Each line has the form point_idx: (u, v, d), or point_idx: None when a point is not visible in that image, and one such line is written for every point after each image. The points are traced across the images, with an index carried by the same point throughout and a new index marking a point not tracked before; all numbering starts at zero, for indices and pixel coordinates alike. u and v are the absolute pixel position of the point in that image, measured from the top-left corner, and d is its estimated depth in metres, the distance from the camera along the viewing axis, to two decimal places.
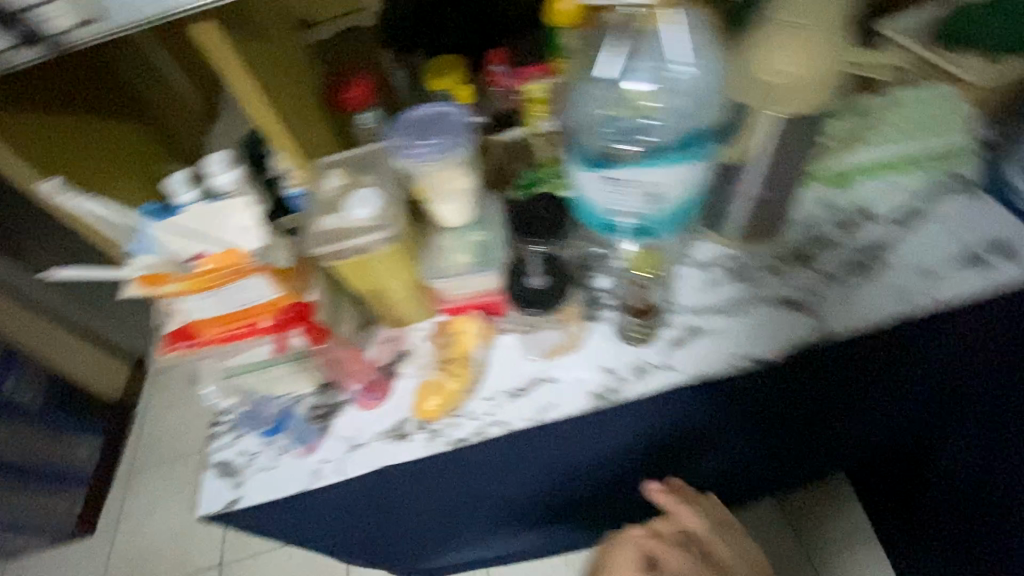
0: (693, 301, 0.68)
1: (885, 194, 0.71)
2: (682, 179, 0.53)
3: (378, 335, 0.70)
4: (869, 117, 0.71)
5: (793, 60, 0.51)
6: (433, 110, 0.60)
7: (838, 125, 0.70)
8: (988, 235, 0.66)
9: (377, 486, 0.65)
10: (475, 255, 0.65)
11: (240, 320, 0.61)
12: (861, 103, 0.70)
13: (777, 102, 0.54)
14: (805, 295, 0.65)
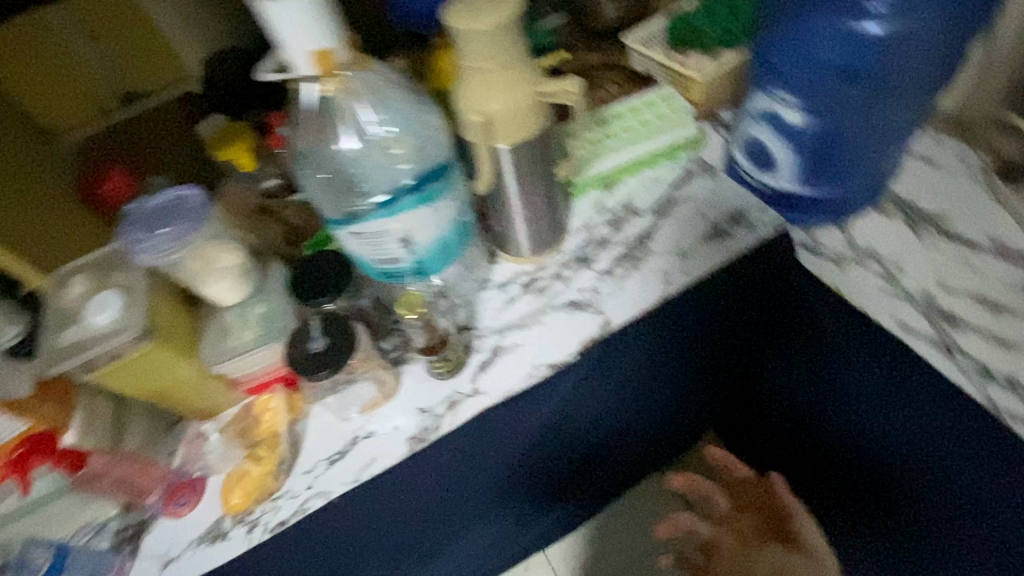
0: (495, 323, 0.71)
1: (643, 190, 0.79)
2: (425, 220, 0.56)
3: (181, 435, 0.66)
4: (611, 127, 0.80)
5: (496, 96, 0.54)
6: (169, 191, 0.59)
7: (586, 137, 0.80)
8: (727, 208, 0.75)
9: None
10: (260, 328, 0.64)
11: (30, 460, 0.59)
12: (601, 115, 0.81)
13: (499, 135, 0.56)
14: (591, 294, 0.71)
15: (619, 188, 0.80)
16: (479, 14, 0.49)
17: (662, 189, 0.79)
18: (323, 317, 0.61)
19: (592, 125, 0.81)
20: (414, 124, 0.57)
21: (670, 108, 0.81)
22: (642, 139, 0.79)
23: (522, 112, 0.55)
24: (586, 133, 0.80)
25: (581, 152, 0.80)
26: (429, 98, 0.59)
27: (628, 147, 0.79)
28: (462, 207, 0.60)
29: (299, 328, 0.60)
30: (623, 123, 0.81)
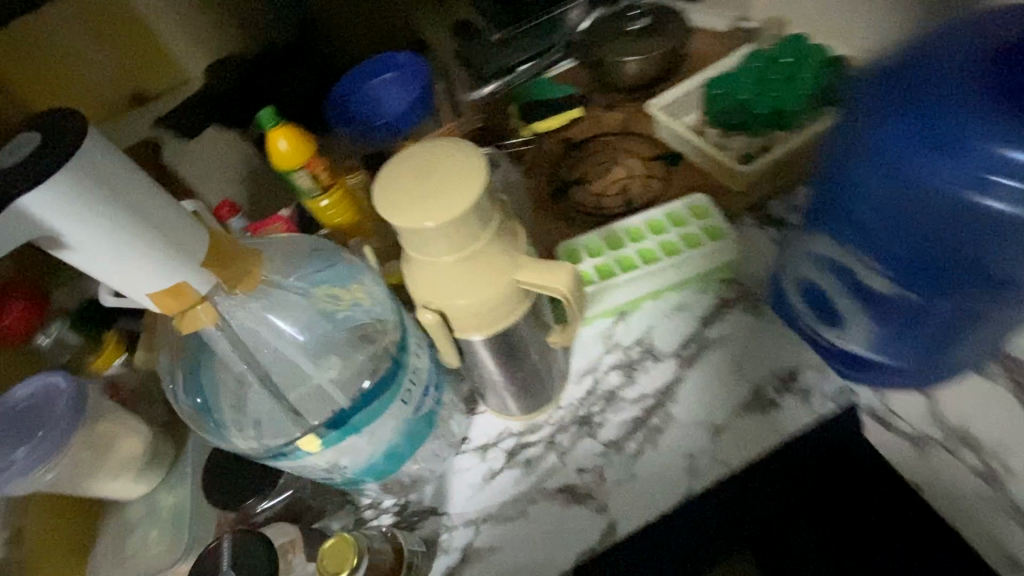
0: (473, 502, 0.57)
1: (665, 326, 0.63)
2: (365, 441, 0.44)
3: None
4: (625, 246, 0.63)
5: (465, 292, 0.39)
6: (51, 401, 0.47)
7: (593, 263, 0.63)
8: (772, 364, 0.59)
9: None
10: (173, 532, 0.51)
11: None
12: (612, 231, 0.65)
13: (468, 326, 0.41)
14: (594, 473, 0.56)
15: (632, 321, 0.64)
16: (428, 203, 0.35)
17: (689, 326, 0.63)
18: (237, 534, 0.47)
19: (603, 247, 0.64)
20: (331, 305, 0.49)
21: (701, 228, 0.64)
22: (666, 260, 0.62)
23: (499, 305, 0.40)
24: (594, 260, 0.63)
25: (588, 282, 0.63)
26: (350, 266, 0.50)
27: (647, 274, 0.62)
28: (417, 406, 0.47)
29: (209, 548, 0.47)
30: (641, 245, 0.63)
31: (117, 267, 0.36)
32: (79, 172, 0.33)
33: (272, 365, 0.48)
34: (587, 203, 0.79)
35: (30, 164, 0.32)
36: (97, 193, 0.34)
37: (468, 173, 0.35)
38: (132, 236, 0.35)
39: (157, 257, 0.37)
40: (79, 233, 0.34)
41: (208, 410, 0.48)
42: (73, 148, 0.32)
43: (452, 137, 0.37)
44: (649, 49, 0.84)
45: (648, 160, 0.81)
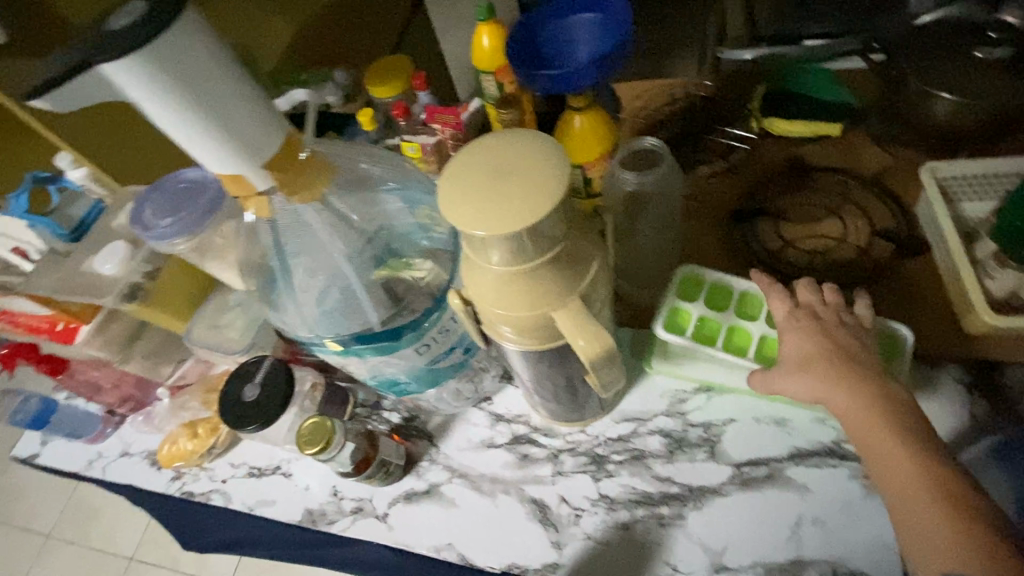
0: (461, 455, 0.59)
1: (747, 428, 0.53)
2: (386, 361, 0.45)
3: (175, 368, 0.71)
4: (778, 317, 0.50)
5: (507, 302, 0.35)
6: (190, 185, 0.55)
7: (700, 312, 0.54)
8: (837, 552, 0.46)
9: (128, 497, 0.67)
10: (245, 328, 0.61)
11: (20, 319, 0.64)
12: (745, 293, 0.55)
13: (498, 328, 0.39)
14: (575, 510, 0.53)
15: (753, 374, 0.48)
16: (489, 210, 0.30)
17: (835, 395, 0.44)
18: (276, 361, 0.56)
19: (728, 301, 0.54)
20: (409, 225, 0.47)
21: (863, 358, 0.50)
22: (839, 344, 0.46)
23: (534, 328, 0.36)
24: (708, 310, 0.54)
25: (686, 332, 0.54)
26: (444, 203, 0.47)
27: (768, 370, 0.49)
28: (435, 358, 0.47)
29: (255, 359, 0.57)
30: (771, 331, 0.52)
31: (183, 144, 0.32)
32: (154, 50, 0.27)
33: (318, 259, 0.44)
34: (765, 244, 0.64)
35: (119, 30, 0.27)
36: (167, 70, 0.28)
37: (542, 192, 0.30)
38: (206, 121, 0.31)
39: (220, 146, 0.32)
40: (158, 112, 0.30)
41: (256, 269, 0.46)
42: (161, 18, 0.27)
43: (546, 138, 0.33)
44: (988, 90, 0.58)
45: (877, 232, 0.62)
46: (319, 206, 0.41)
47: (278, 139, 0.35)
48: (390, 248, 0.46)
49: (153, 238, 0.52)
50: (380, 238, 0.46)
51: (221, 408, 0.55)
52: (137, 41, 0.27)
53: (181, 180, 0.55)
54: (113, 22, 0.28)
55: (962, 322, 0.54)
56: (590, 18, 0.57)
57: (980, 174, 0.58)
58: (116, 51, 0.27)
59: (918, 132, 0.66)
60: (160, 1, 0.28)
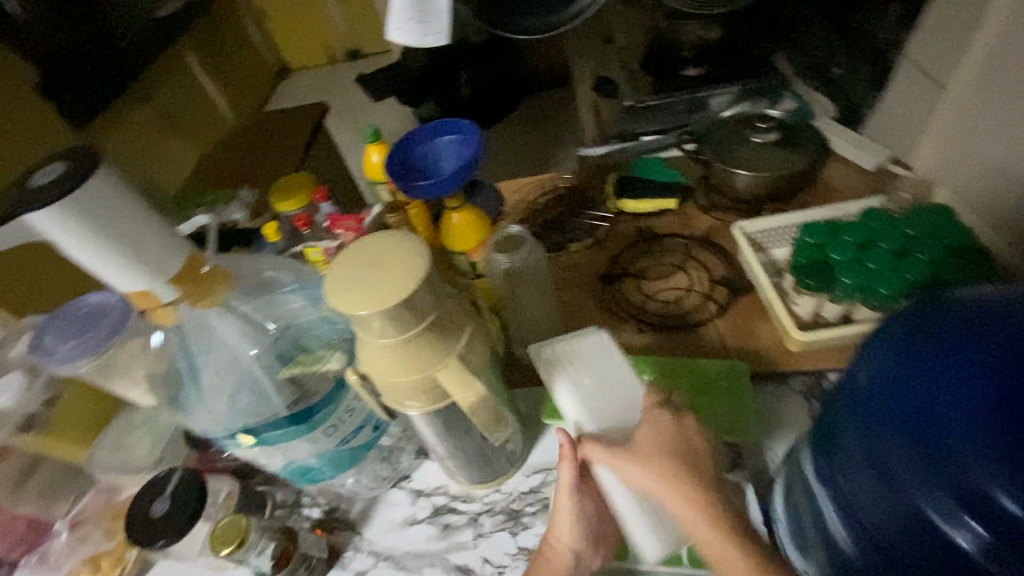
0: (386, 535, 0.61)
1: None
2: (297, 446, 0.48)
3: (73, 503, 0.68)
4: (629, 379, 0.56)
5: (396, 370, 0.41)
6: (93, 307, 0.57)
7: None
8: None
9: None
10: (153, 444, 0.61)
11: None
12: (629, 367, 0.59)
13: (395, 397, 0.44)
14: (497, 569, 0.56)
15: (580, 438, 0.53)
16: (364, 294, 0.37)
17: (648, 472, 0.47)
18: (187, 471, 0.56)
19: None
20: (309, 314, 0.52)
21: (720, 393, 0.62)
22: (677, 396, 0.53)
23: (425, 392, 0.43)
24: None
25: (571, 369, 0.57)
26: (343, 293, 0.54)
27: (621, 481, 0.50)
28: (344, 440, 0.51)
29: (164, 473, 0.57)
30: None
31: (95, 272, 0.37)
32: (76, 197, 0.33)
33: (225, 357, 0.48)
34: (633, 301, 0.76)
35: (46, 185, 0.33)
36: (86, 213, 0.34)
37: (406, 273, 0.38)
38: (121, 250, 0.36)
39: (132, 268, 0.37)
40: (75, 246, 0.35)
41: (169, 378, 0.50)
42: (82, 173, 0.34)
43: (404, 232, 0.41)
44: (769, 166, 0.78)
45: (715, 280, 0.76)
46: (223, 307, 0.47)
47: (184, 257, 0.40)
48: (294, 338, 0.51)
49: (55, 362, 0.53)
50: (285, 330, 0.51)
51: (127, 529, 0.54)
52: (61, 191, 0.33)
53: (84, 305, 0.57)
54: (37, 180, 0.34)
55: (786, 342, 0.67)
56: (453, 139, 0.69)
57: (775, 227, 0.74)
58: (44, 202, 0.32)
59: (732, 200, 0.83)
60: (79, 161, 0.35)
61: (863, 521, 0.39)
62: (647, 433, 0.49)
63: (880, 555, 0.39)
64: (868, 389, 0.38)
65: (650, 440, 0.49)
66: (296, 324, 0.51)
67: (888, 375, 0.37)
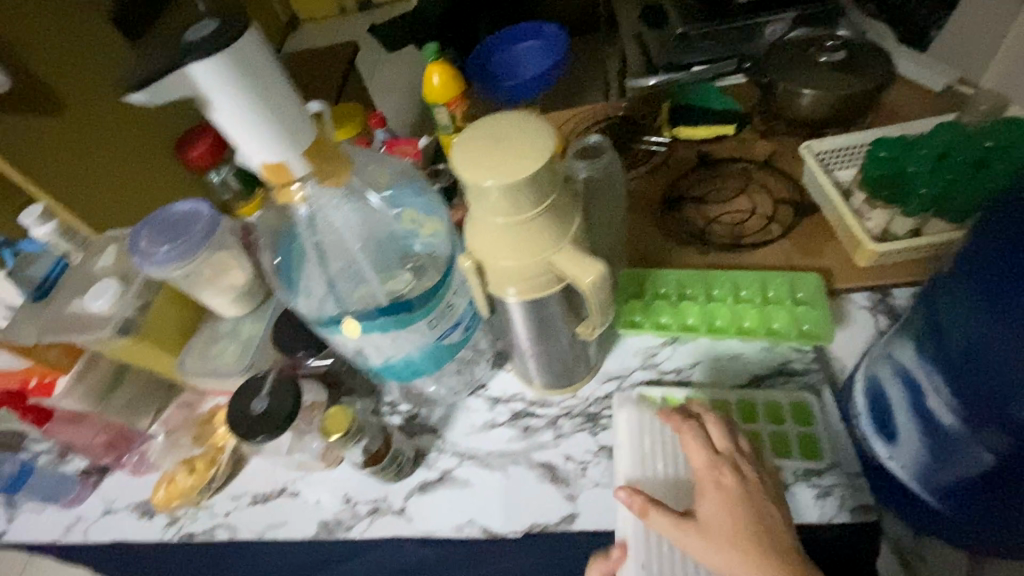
0: (468, 437, 0.63)
1: (713, 366, 0.62)
2: (396, 339, 0.50)
3: (157, 415, 0.71)
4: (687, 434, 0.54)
5: (511, 252, 0.42)
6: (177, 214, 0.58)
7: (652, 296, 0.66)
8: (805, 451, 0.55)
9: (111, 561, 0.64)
10: (240, 352, 0.63)
11: None
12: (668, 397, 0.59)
13: (504, 284, 0.45)
14: (578, 465, 0.59)
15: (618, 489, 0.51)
16: (492, 165, 0.38)
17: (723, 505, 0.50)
18: (280, 373, 0.58)
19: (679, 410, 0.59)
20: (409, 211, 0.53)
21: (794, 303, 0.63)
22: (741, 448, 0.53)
23: (536, 275, 0.44)
24: None
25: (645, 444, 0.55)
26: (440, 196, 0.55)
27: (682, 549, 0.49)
28: (443, 335, 0.52)
29: (257, 376, 0.59)
30: None
31: (239, 139, 0.38)
32: (235, 51, 0.35)
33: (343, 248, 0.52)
34: (695, 223, 0.76)
35: (204, 39, 0.35)
36: (240, 69, 0.35)
37: (535, 147, 0.38)
38: (266, 112, 0.37)
39: (272, 134, 0.38)
40: (229, 106, 0.36)
41: (285, 272, 0.53)
42: (239, 29, 0.35)
43: (523, 113, 0.41)
44: (834, 85, 0.77)
45: (778, 201, 0.76)
46: (338, 198, 0.49)
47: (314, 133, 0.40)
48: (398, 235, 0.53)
49: (152, 264, 0.55)
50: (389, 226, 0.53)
51: (229, 424, 0.56)
52: (222, 44, 0.34)
53: (167, 213, 0.58)
54: (194, 36, 0.35)
55: (855, 257, 0.68)
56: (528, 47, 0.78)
57: (841, 147, 0.74)
58: (212, 51, 0.34)
59: (793, 123, 0.82)
60: (232, 22, 0.36)
61: (984, 390, 0.39)
62: (714, 504, 0.48)
63: (1003, 425, 0.39)
64: (980, 253, 0.38)
65: (717, 516, 0.47)
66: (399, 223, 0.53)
67: (996, 249, 0.37)
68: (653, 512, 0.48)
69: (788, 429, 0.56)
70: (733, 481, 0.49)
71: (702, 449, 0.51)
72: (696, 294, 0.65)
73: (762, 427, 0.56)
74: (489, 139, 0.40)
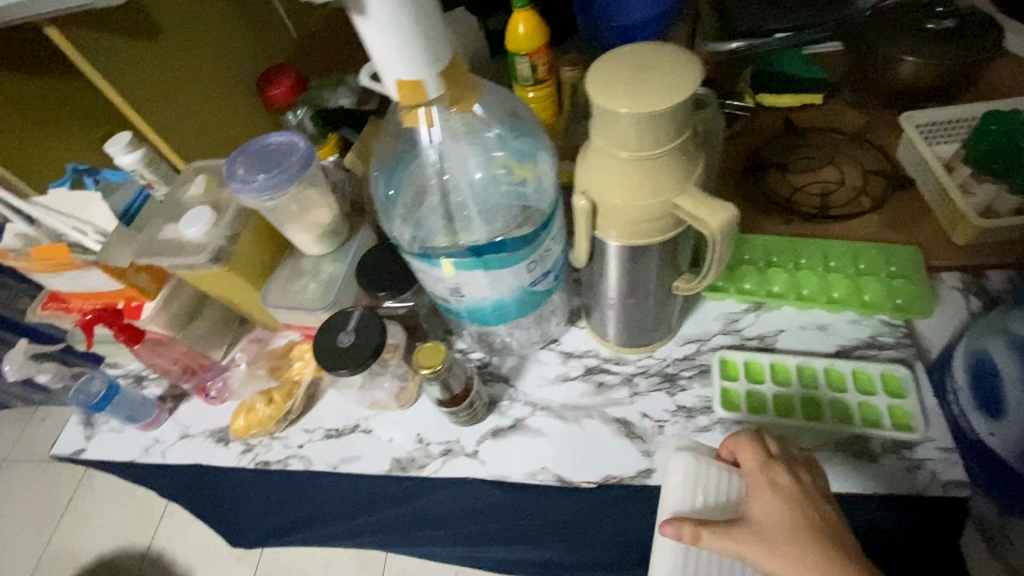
0: (540, 388, 0.63)
1: (797, 335, 0.61)
2: (487, 281, 0.49)
3: (229, 349, 0.73)
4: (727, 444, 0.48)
5: (630, 192, 0.41)
6: (277, 139, 0.58)
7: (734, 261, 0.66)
8: (892, 424, 0.53)
9: (185, 487, 0.66)
10: (321, 290, 0.64)
11: (71, 303, 0.68)
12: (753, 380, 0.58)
13: (613, 227, 0.44)
14: (654, 423, 0.59)
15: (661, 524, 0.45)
16: (632, 95, 0.36)
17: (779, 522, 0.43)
18: (364, 311, 0.59)
19: (763, 376, 0.58)
20: (510, 153, 0.53)
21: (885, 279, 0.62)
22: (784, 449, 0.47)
23: (650, 217, 0.42)
24: (750, 386, 0.58)
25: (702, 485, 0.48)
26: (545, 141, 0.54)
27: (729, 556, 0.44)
28: (536, 278, 0.52)
29: (342, 313, 0.59)
30: (808, 391, 0.56)
31: (380, 53, 0.36)
32: None
33: (445, 186, 0.53)
34: (778, 191, 0.73)
35: None
36: None
37: (682, 78, 0.36)
38: (412, 24, 0.35)
39: (415, 50, 0.36)
40: (379, 14, 0.34)
41: (385, 203, 0.54)
42: None
43: (661, 44, 0.40)
44: (943, 52, 0.71)
45: (868, 173, 0.73)
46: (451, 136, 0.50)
47: (450, 55, 0.39)
48: (498, 177, 0.53)
49: (248, 188, 0.55)
50: (492, 165, 0.53)
51: (314, 357, 0.57)
52: None
53: (264, 139, 0.59)
54: None
55: (952, 234, 0.65)
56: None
57: (944, 120, 0.71)
58: None
59: (887, 95, 0.78)
60: None
61: None
62: (767, 509, 0.42)
63: None
64: None
65: (773, 516, 0.42)
66: (509, 168, 0.52)
67: None
68: (704, 534, 0.42)
69: (878, 401, 0.55)
70: (789, 481, 0.43)
71: (751, 456, 0.46)
72: (784, 262, 0.65)
73: (850, 398, 0.55)
74: (627, 68, 0.38)
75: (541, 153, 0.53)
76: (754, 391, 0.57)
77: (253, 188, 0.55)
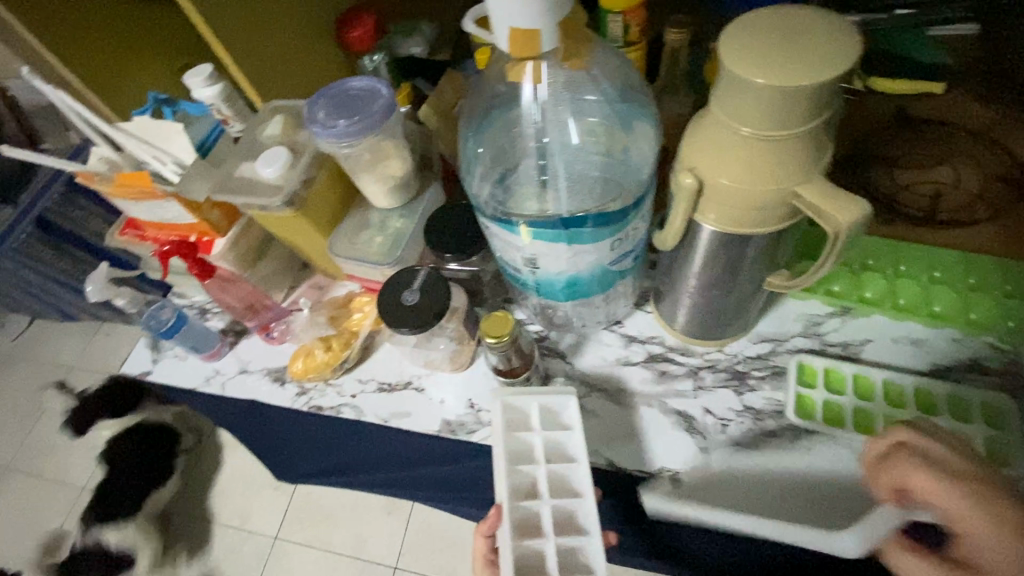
0: (599, 369, 0.61)
1: (887, 348, 0.57)
2: (565, 255, 0.47)
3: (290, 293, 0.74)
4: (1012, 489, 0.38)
5: (743, 172, 0.37)
6: (360, 84, 0.56)
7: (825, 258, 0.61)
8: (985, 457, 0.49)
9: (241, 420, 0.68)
10: (386, 244, 0.63)
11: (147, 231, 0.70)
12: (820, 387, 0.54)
13: (714, 210, 0.41)
14: (716, 420, 0.56)
15: None
16: (773, 65, 0.32)
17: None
18: (431, 271, 0.58)
19: (845, 387, 0.55)
20: (608, 122, 0.49)
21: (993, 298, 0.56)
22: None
23: (759, 204, 0.39)
24: (828, 395, 0.54)
25: (525, 427, 0.50)
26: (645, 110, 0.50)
27: None
28: (616, 258, 0.49)
29: (408, 270, 0.58)
30: (893, 409, 0.53)
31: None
32: None
33: (536, 150, 0.51)
34: (883, 187, 0.66)
35: None
36: None
37: (835, 51, 0.32)
38: None
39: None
40: None
41: (468, 160, 0.52)
42: None
43: (809, 9, 0.35)
44: None
45: (992, 176, 0.64)
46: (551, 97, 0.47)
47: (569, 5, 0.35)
48: (591, 146, 0.50)
49: (327, 133, 0.53)
50: (587, 133, 0.50)
51: (377, 311, 0.56)
52: None
53: (347, 84, 0.57)
54: None
55: None
56: None
57: None
58: None
59: None
60: None
61: None
62: None
63: None
64: None
65: None
66: (600, 136, 0.49)
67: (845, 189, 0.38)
68: None
69: (972, 429, 0.50)
70: None
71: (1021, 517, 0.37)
72: (882, 266, 0.61)
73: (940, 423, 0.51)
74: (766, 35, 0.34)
75: (642, 126, 0.49)
76: (831, 401, 0.54)
77: (331, 133, 0.53)
